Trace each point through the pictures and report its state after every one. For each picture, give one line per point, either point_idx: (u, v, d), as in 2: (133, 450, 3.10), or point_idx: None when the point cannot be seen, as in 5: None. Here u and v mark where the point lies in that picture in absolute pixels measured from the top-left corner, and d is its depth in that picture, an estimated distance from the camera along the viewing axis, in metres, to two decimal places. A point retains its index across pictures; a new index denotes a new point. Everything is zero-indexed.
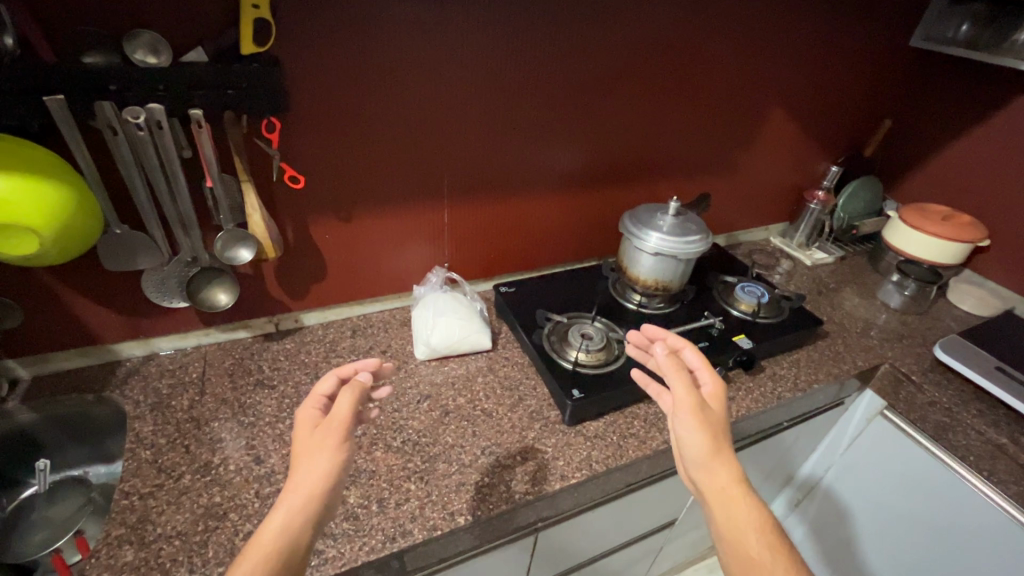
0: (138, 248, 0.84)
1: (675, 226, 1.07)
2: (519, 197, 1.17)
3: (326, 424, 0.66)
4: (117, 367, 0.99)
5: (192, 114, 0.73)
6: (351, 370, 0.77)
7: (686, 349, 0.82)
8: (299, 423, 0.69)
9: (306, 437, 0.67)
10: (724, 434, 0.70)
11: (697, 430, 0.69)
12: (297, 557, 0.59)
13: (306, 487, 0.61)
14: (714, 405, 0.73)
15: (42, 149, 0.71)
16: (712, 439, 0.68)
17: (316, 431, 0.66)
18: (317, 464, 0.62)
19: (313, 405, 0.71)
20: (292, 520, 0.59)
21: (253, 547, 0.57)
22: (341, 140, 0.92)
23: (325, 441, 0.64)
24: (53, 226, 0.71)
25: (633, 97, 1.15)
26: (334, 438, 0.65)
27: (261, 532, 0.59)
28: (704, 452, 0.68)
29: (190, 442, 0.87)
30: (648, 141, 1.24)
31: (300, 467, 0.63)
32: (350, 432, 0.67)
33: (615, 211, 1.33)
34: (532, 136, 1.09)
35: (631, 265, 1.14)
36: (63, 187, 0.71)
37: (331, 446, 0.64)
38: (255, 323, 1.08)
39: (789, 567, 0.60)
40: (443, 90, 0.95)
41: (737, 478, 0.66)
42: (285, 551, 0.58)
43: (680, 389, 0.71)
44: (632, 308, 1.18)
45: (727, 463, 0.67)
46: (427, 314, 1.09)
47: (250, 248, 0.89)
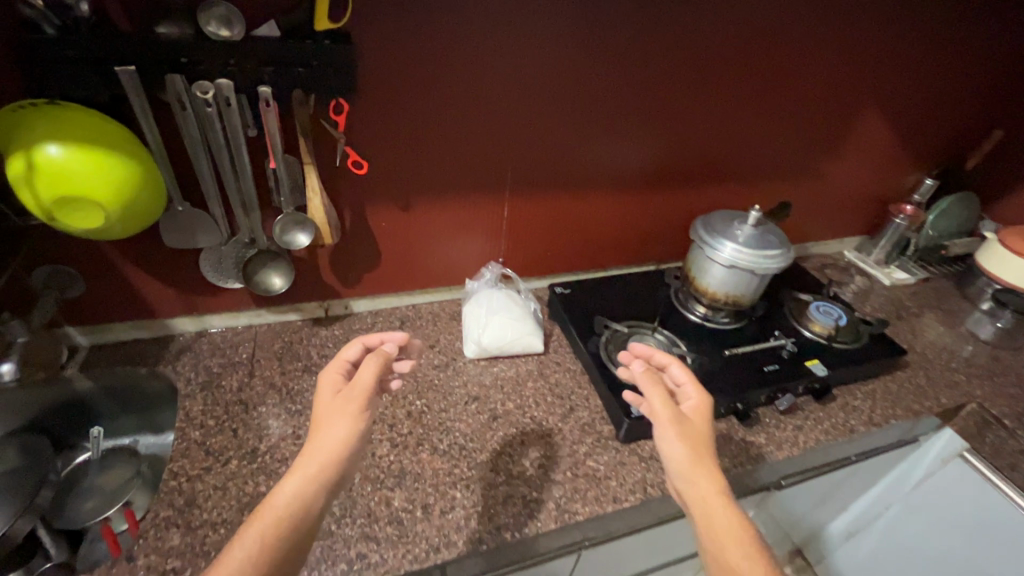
0: (198, 228, 0.82)
1: (757, 240, 0.98)
2: (580, 195, 1.11)
3: (349, 391, 0.72)
4: (172, 341, 1.00)
5: (261, 92, 0.70)
6: (378, 340, 0.82)
7: (672, 363, 0.77)
8: (322, 383, 0.75)
9: (326, 404, 0.71)
10: (706, 445, 0.65)
11: (674, 439, 0.65)
12: (310, 521, 0.63)
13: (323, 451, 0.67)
14: (697, 421, 0.68)
15: (112, 121, 0.69)
16: (691, 449, 0.64)
17: (337, 396, 0.71)
18: (339, 428, 0.68)
19: (338, 368, 0.77)
20: (305, 488, 0.64)
21: (266, 508, 0.61)
22: (406, 125, 0.87)
23: (342, 411, 0.70)
24: (113, 200, 0.69)
25: (713, 95, 1.06)
26: (351, 406, 0.70)
27: (275, 495, 0.63)
28: (684, 461, 0.63)
29: (238, 425, 0.87)
30: (724, 143, 1.15)
31: (318, 436, 0.68)
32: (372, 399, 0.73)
33: (681, 213, 1.24)
34: (600, 131, 1.02)
35: (699, 276, 1.06)
36: (125, 160, 0.69)
37: (351, 414, 0.69)
38: (306, 307, 1.06)
39: None
40: (513, 78, 0.89)
41: (720, 488, 0.61)
42: (302, 510, 0.62)
43: (654, 399, 0.68)
44: (697, 322, 1.10)
45: (709, 472, 0.62)
46: (481, 314, 1.04)
47: (308, 232, 0.86)
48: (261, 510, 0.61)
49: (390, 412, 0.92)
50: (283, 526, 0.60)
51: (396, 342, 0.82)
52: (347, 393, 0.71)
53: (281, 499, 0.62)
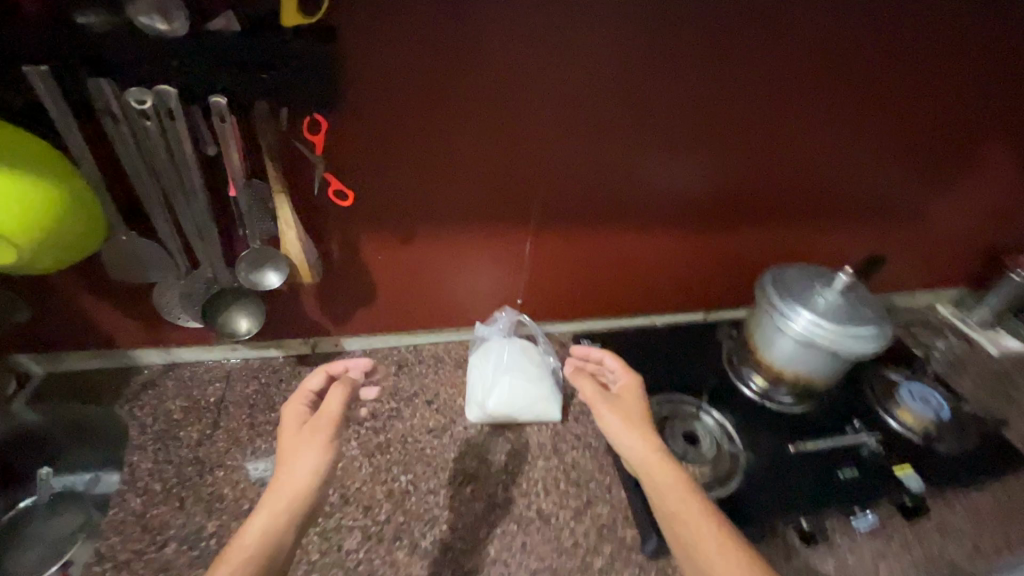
0: (148, 260, 0.68)
1: (846, 311, 0.76)
2: (620, 231, 0.91)
3: (316, 420, 0.67)
4: (134, 375, 0.86)
5: (213, 102, 0.55)
6: (341, 368, 0.77)
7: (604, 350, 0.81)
8: (285, 420, 0.69)
9: (291, 435, 0.66)
10: (641, 414, 0.70)
11: (609, 416, 0.70)
12: (284, 551, 0.58)
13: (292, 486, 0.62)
14: (628, 396, 0.73)
15: (32, 135, 0.54)
16: (623, 418, 0.69)
17: (302, 429, 0.67)
18: (304, 464, 0.63)
19: (302, 401, 0.72)
20: (275, 523, 0.59)
21: (235, 550, 0.56)
22: (407, 145, 0.70)
23: (308, 440, 0.65)
24: (31, 235, 0.54)
25: (796, 119, 0.84)
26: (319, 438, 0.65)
27: (242, 535, 0.58)
28: (622, 432, 0.68)
29: (187, 494, 0.73)
30: (803, 177, 0.93)
31: (284, 470, 0.63)
32: (339, 427, 0.68)
33: (745, 256, 1.02)
34: (649, 159, 0.82)
35: (762, 346, 0.84)
36: (47, 185, 0.54)
37: (318, 443, 0.65)
38: (290, 343, 0.91)
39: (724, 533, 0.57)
40: (543, 91, 0.70)
41: (656, 446, 0.66)
42: (272, 551, 0.57)
43: (584, 387, 0.73)
44: (755, 401, 0.88)
45: (644, 434, 0.67)
46: (489, 372, 0.87)
47: (279, 270, 0.70)
48: (225, 556, 0.56)
49: (368, 489, 0.77)
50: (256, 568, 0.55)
51: (361, 368, 0.78)
52: (314, 421, 0.67)
53: (249, 537, 0.58)
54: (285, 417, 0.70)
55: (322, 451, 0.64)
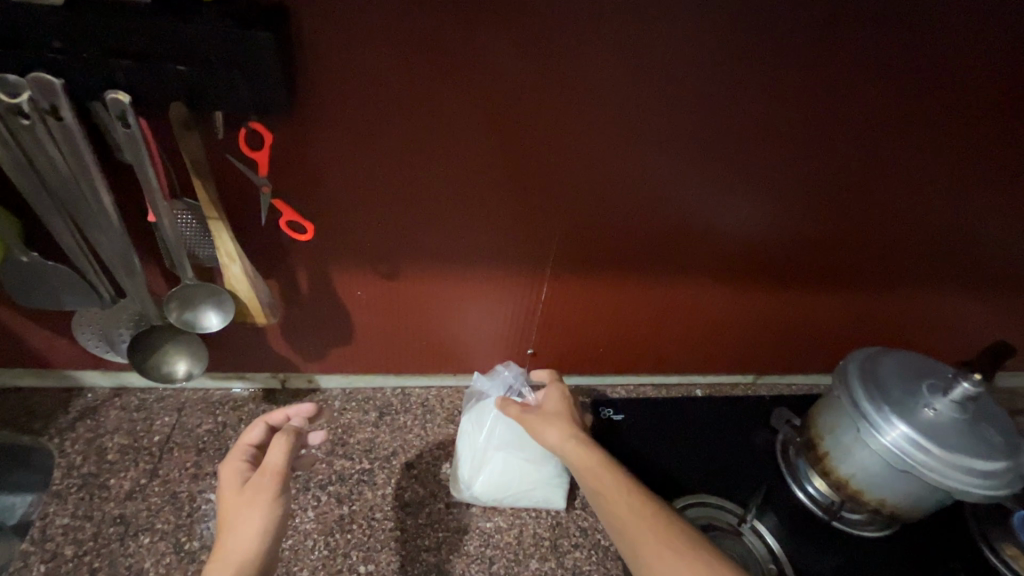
0: (59, 287, 0.54)
1: (965, 434, 0.56)
2: (662, 280, 0.72)
3: (257, 478, 0.50)
4: (75, 398, 0.74)
5: (111, 99, 0.40)
6: (283, 416, 0.61)
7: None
8: (220, 486, 0.51)
9: (224, 505, 0.48)
10: (561, 409, 0.65)
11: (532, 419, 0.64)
12: None
13: (236, 556, 0.45)
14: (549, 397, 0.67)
15: None
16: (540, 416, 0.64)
17: (240, 490, 0.49)
18: (246, 530, 0.46)
19: (240, 457, 0.54)
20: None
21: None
22: (392, 166, 0.53)
23: (249, 500, 0.48)
24: None
25: (927, 164, 0.61)
26: (266, 494, 0.49)
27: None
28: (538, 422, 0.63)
29: (102, 565, 0.61)
30: (920, 237, 0.70)
31: (220, 548, 0.46)
32: (290, 481, 0.51)
33: (818, 320, 0.81)
34: (711, 199, 0.63)
35: (838, 458, 0.64)
36: None
37: (263, 502, 0.48)
38: (255, 376, 0.77)
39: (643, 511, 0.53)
40: (575, 108, 0.52)
41: (571, 433, 0.61)
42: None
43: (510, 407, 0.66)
44: (817, 516, 0.68)
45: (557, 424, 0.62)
46: (482, 442, 0.71)
47: (223, 312, 0.56)
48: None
49: None
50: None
51: (307, 415, 0.62)
52: (254, 480, 0.50)
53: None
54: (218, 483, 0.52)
55: (266, 515, 0.47)
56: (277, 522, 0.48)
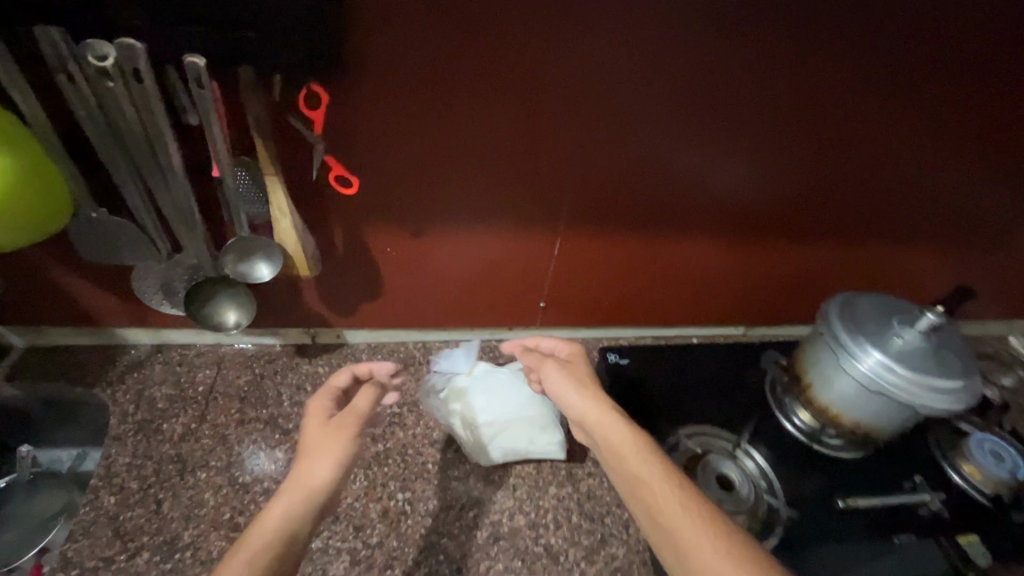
0: (122, 242, 0.59)
1: (930, 358, 0.64)
2: (662, 236, 0.79)
3: (342, 417, 0.57)
4: (120, 354, 0.79)
5: (189, 62, 0.45)
6: (368, 369, 0.67)
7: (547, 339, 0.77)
8: (308, 416, 0.58)
9: (311, 433, 0.55)
10: (592, 377, 0.65)
11: (563, 381, 0.64)
12: (295, 552, 0.47)
13: (315, 480, 0.51)
14: (578, 360, 0.69)
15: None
16: (571, 378, 0.64)
17: (326, 424, 0.56)
18: (325, 461, 0.53)
19: (328, 396, 0.61)
20: (292, 515, 0.49)
21: (257, 535, 0.47)
22: (426, 127, 0.59)
23: (332, 434, 0.55)
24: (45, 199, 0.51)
25: (897, 122, 0.69)
26: (347, 435, 0.55)
27: (265, 518, 0.48)
28: (569, 384, 0.63)
29: (166, 496, 0.67)
30: (891, 191, 0.78)
31: (299, 469, 0.52)
32: (366, 430, 0.58)
33: (802, 273, 0.89)
34: (707, 156, 0.69)
35: (817, 383, 0.73)
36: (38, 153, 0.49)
37: (345, 438, 0.54)
38: (288, 331, 0.83)
39: (677, 486, 0.51)
40: (591, 73, 0.58)
41: (607, 404, 0.60)
42: (290, 547, 0.47)
43: (530, 358, 0.70)
44: (801, 442, 0.78)
45: (592, 394, 0.62)
46: (467, 437, 0.75)
47: (272, 264, 0.61)
48: (246, 537, 0.47)
49: (361, 506, 0.70)
50: (283, 549, 0.46)
51: (388, 372, 0.68)
52: (340, 417, 0.57)
53: (271, 520, 0.48)
54: (307, 413, 0.59)
55: (343, 455, 0.53)
56: (348, 459, 0.54)
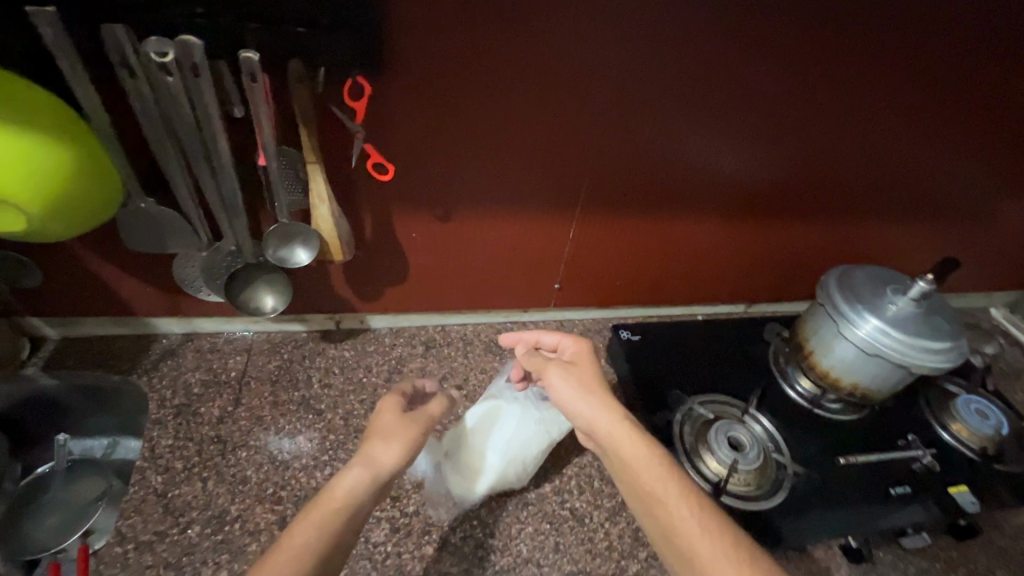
0: (167, 231, 0.62)
1: (921, 323, 0.70)
2: (669, 218, 0.84)
3: (417, 415, 0.62)
4: (153, 343, 0.82)
5: (244, 59, 0.47)
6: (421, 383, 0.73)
7: (542, 335, 0.76)
8: (383, 406, 0.62)
9: (384, 421, 0.60)
10: (599, 380, 0.66)
11: (570, 389, 0.64)
12: (354, 525, 0.52)
13: (383, 462, 0.56)
14: (583, 360, 0.69)
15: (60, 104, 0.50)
16: (579, 385, 0.64)
17: (400, 417, 0.61)
18: (395, 448, 0.57)
19: (400, 394, 0.66)
20: (359, 491, 0.53)
21: (324, 505, 0.51)
22: (454, 116, 0.63)
23: (400, 428, 0.59)
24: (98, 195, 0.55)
25: (887, 108, 0.75)
26: (415, 432, 0.59)
27: (332, 490, 0.53)
28: (576, 391, 0.64)
29: (210, 474, 0.70)
30: (881, 171, 0.83)
31: (368, 448, 0.57)
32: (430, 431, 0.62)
33: (799, 251, 0.95)
34: (713, 141, 0.74)
35: (818, 350, 0.78)
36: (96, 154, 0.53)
37: (415, 434, 0.59)
38: (313, 318, 0.87)
39: (691, 503, 0.54)
40: (610, 64, 0.63)
41: (618, 415, 0.61)
42: (349, 525, 0.51)
43: (534, 360, 0.70)
44: (803, 408, 0.83)
45: (602, 402, 0.62)
46: (501, 469, 0.71)
47: (310, 248, 0.65)
48: (312, 506, 0.51)
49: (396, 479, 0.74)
50: (341, 530, 0.50)
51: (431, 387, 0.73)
52: (415, 415, 0.62)
53: (339, 495, 0.52)
54: (381, 402, 0.64)
55: (410, 450, 0.58)
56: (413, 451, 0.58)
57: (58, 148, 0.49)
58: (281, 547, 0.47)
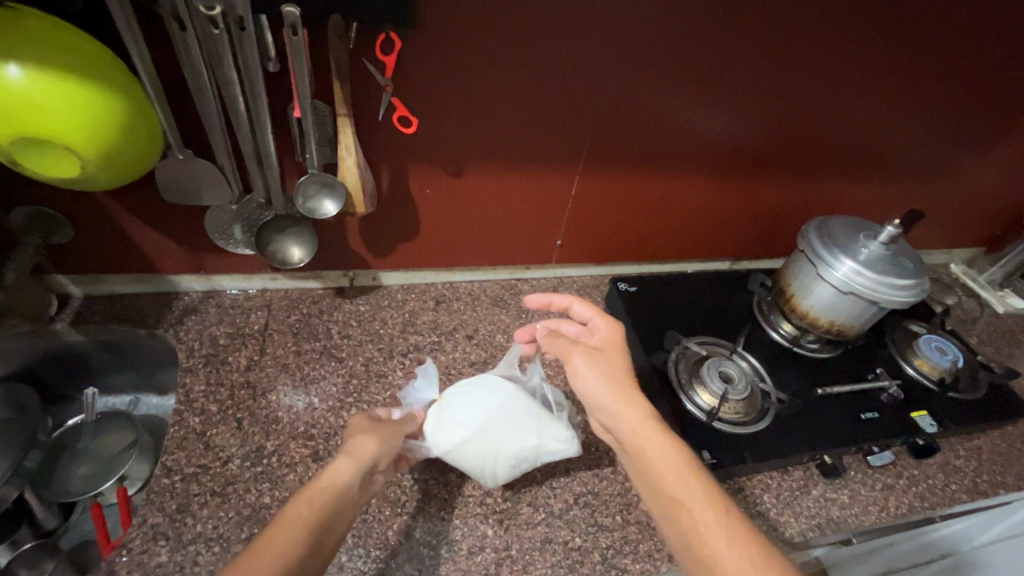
0: (203, 182, 0.66)
1: (889, 264, 0.78)
2: (662, 178, 0.90)
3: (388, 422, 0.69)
4: (175, 300, 0.86)
5: (287, 12, 0.51)
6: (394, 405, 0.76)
7: (574, 303, 0.78)
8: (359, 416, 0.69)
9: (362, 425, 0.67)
10: (628, 376, 0.67)
11: (602, 381, 0.65)
12: (344, 501, 0.57)
13: (363, 450, 0.62)
14: (611, 350, 0.69)
15: (115, 63, 0.53)
16: (607, 379, 0.66)
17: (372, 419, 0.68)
18: (370, 437, 0.64)
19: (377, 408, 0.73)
20: (345, 474, 0.59)
21: (315, 489, 0.56)
22: (470, 72, 0.67)
23: (376, 428, 0.66)
24: (144, 152, 0.59)
25: (861, 74, 0.82)
26: (388, 429, 0.67)
27: (322, 474, 0.58)
28: (605, 383, 0.65)
29: (244, 415, 0.75)
30: (853, 133, 0.91)
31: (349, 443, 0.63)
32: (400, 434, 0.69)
33: (779, 208, 1.02)
34: (702, 104, 0.80)
35: (800, 293, 0.86)
36: (146, 113, 0.57)
37: (388, 430, 0.67)
38: (329, 274, 0.91)
39: (719, 513, 0.54)
40: (611, 27, 0.68)
41: (649, 416, 0.63)
42: (338, 501, 0.56)
43: (561, 342, 0.71)
44: (785, 348, 0.92)
45: (634, 402, 0.64)
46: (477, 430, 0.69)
47: (337, 198, 0.69)
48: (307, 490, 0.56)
49: None
50: (327, 513, 0.54)
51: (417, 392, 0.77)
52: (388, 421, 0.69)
53: (325, 478, 0.57)
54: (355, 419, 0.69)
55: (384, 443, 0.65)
56: (389, 443, 0.66)
57: (112, 96, 0.53)
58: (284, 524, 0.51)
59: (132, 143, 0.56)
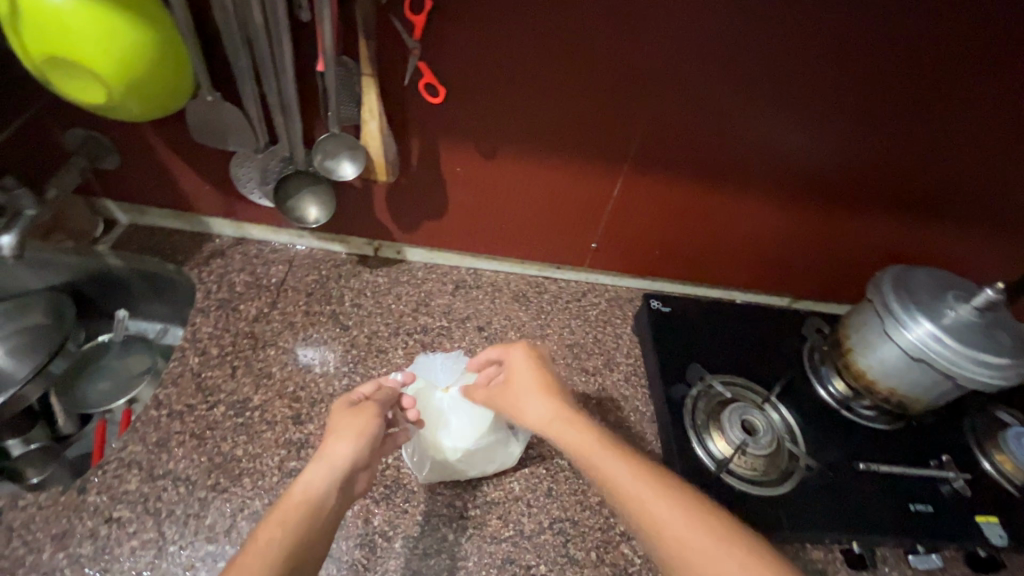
0: (230, 127, 0.66)
1: (980, 335, 0.64)
2: (719, 195, 0.81)
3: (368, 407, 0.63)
4: (206, 241, 0.88)
5: None
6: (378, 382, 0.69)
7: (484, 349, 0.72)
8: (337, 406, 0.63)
9: (342, 416, 0.61)
10: (542, 385, 0.65)
11: (519, 407, 0.64)
12: (324, 514, 0.52)
13: (337, 458, 0.56)
14: (520, 372, 0.67)
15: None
16: (519, 402, 0.64)
17: (352, 408, 0.62)
18: (345, 439, 0.58)
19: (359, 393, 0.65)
20: (320, 487, 0.54)
21: (287, 505, 0.51)
22: (509, 47, 0.62)
23: (354, 422, 0.60)
24: (171, 90, 0.59)
25: (991, 104, 0.68)
26: (368, 424, 0.61)
27: (294, 486, 0.53)
28: (521, 402, 0.64)
29: (241, 364, 0.75)
30: (965, 175, 0.76)
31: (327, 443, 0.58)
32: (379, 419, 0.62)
33: (858, 248, 0.88)
34: (776, 117, 0.70)
35: (860, 352, 0.74)
36: (175, 51, 0.57)
37: (368, 415, 0.61)
38: (353, 240, 0.90)
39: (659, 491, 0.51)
40: (673, 14, 0.60)
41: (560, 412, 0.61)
42: (314, 519, 0.51)
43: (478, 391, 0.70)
44: (831, 408, 0.80)
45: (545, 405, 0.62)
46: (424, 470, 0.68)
47: (356, 162, 0.69)
48: (284, 507, 0.50)
49: None
50: (306, 530, 0.49)
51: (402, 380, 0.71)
52: (367, 407, 0.63)
53: (299, 491, 0.52)
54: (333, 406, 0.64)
55: (363, 442, 0.59)
56: (367, 438, 0.60)
57: (144, 28, 0.53)
58: (260, 544, 0.46)
59: (158, 78, 0.56)
